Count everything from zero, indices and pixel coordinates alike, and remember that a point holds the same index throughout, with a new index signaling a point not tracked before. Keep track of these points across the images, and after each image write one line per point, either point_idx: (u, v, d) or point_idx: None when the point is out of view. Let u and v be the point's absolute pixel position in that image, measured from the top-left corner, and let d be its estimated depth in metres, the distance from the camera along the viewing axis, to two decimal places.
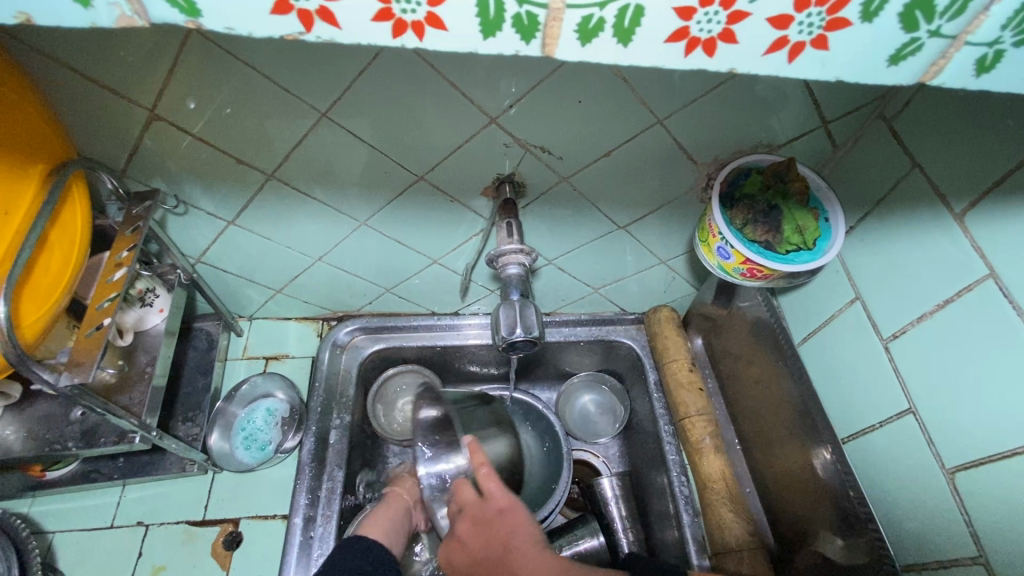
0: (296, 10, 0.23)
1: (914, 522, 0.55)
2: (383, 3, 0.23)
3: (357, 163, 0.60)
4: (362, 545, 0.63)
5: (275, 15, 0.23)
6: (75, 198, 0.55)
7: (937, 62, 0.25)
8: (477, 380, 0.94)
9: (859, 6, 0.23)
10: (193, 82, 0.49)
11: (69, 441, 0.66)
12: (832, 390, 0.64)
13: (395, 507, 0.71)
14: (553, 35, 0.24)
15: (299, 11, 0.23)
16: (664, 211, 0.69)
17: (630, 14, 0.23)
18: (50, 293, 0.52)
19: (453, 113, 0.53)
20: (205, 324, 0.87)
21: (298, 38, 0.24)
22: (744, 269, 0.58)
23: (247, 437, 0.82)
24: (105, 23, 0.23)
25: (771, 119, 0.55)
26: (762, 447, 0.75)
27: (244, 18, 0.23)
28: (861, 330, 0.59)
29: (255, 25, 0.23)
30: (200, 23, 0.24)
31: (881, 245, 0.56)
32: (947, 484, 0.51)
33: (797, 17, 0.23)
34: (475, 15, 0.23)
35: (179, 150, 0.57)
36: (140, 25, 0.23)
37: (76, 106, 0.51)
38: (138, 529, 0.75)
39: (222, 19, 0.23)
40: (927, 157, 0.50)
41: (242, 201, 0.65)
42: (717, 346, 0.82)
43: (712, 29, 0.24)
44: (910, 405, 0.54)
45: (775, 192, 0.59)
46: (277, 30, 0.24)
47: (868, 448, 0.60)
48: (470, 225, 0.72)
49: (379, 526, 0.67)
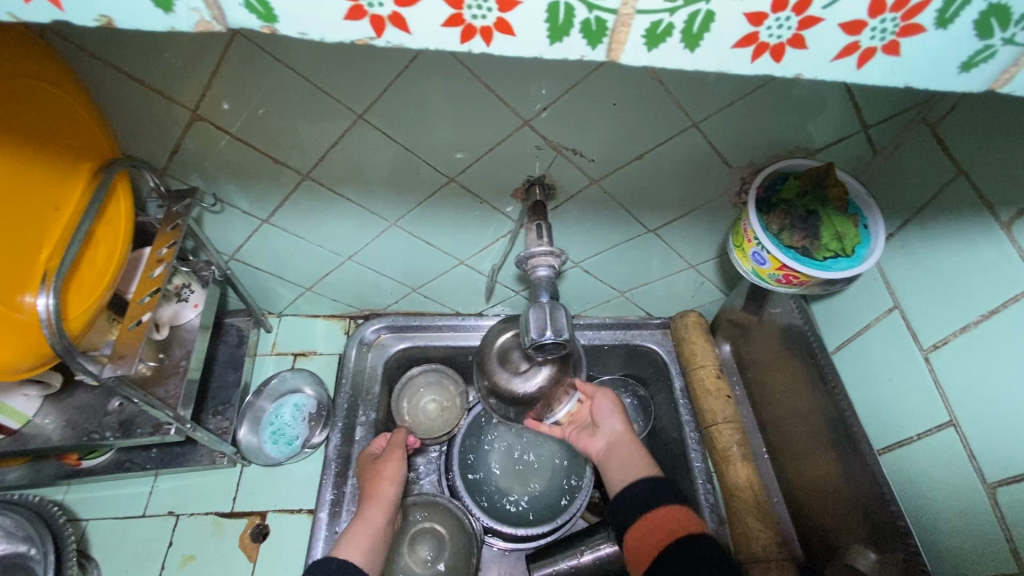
0: (369, 15, 0.23)
1: (952, 538, 0.53)
2: (453, 8, 0.23)
3: (391, 164, 0.61)
4: (332, 567, 0.61)
5: (349, 20, 0.23)
6: (120, 196, 0.56)
7: (1009, 69, 0.24)
8: None
9: (934, 13, 0.22)
10: (234, 82, 0.50)
11: (108, 431, 0.68)
12: (866, 401, 0.63)
13: (374, 523, 0.67)
14: (619, 39, 0.24)
15: (372, 16, 0.23)
16: (694, 215, 0.68)
17: (700, 19, 0.23)
18: (95, 288, 0.54)
19: (488, 115, 0.53)
20: (236, 320, 0.89)
21: (368, 43, 0.25)
22: (779, 276, 0.58)
23: (275, 431, 0.84)
24: (184, 28, 0.23)
25: (809, 123, 0.54)
26: (789, 457, 0.74)
27: (318, 24, 0.24)
28: (899, 340, 0.58)
29: (329, 30, 0.24)
30: (274, 29, 0.24)
31: (920, 254, 0.55)
32: (987, 499, 0.49)
33: (870, 23, 0.23)
34: (544, 21, 0.23)
35: (219, 149, 0.58)
36: (217, 30, 0.24)
37: (121, 107, 0.52)
38: (169, 519, 0.77)
39: (296, 24, 0.24)
40: (974, 165, 0.49)
41: (277, 201, 0.66)
42: (746, 353, 0.81)
43: (782, 35, 0.23)
44: (950, 418, 0.52)
45: (813, 197, 0.58)
46: (348, 35, 0.24)
47: (904, 461, 0.58)
48: (498, 227, 0.72)
49: (357, 544, 0.64)
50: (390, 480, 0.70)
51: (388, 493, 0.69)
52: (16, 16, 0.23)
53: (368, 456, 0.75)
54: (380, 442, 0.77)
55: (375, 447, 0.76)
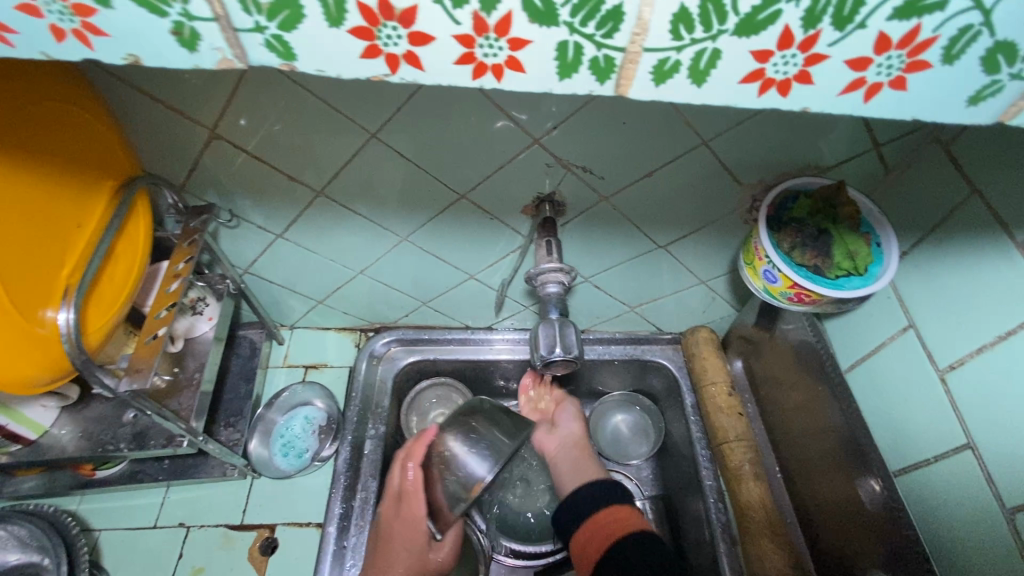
0: (384, 54, 0.24)
1: (975, 565, 0.52)
2: (466, 46, 0.24)
3: (402, 180, 0.62)
4: None
5: (365, 58, 0.24)
6: (140, 213, 0.58)
7: (1016, 103, 0.24)
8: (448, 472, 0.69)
9: (940, 50, 0.22)
10: (252, 104, 0.51)
11: (122, 443, 0.68)
12: (881, 421, 0.62)
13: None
14: (627, 75, 0.24)
15: (387, 55, 0.24)
16: (703, 232, 0.68)
17: (706, 57, 0.23)
18: (113, 302, 0.55)
19: (499, 135, 0.54)
20: (249, 332, 0.90)
21: (383, 80, 0.25)
22: (791, 294, 0.57)
23: (286, 443, 0.84)
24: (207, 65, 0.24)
25: (820, 142, 0.54)
26: (803, 477, 0.72)
27: (335, 60, 0.24)
28: (914, 360, 0.57)
29: (345, 67, 0.24)
30: (293, 66, 0.25)
31: (934, 271, 0.55)
32: (1007, 526, 0.48)
33: (876, 60, 0.23)
34: (553, 59, 0.24)
35: (235, 166, 0.59)
36: (238, 66, 0.25)
37: (141, 128, 0.54)
38: (180, 530, 0.77)
39: (315, 62, 0.24)
40: (988, 185, 0.49)
41: (291, 216, 0.68)
42: (758, 369, 0.80)
43: (788, 71, 0.24)
44: (968, 441, 0.51)
45: (824, 216, 0.57)
46: (364, 72, 0.25)
47: (921, 483, 0.57)
48: (508, 242, 0.72)
49: None
50: (448, 546, 0.72)
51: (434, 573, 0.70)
52: (47, 55, 0.24)
53: (412, 549, 0.68)
54: (419, 528, 0.69)
55: (420, 541, 0.69)
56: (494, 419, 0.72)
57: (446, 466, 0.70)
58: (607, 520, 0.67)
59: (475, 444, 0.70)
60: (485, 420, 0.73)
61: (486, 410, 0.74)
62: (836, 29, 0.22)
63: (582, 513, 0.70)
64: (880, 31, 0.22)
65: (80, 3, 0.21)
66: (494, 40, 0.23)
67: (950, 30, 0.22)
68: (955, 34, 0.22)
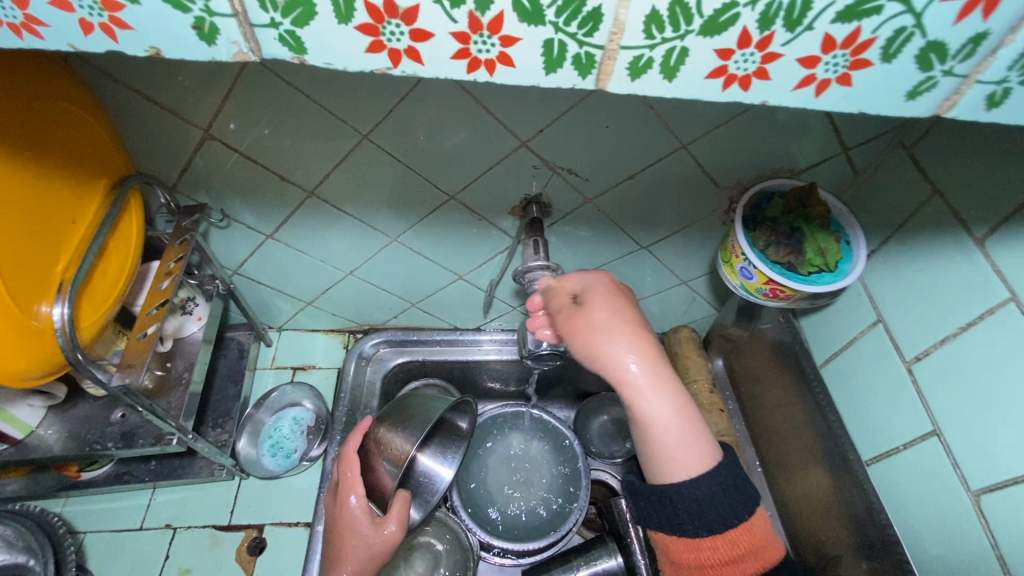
0: (387, 49, 0.26)
1: (941, 548, 0.54)
2: (462, 43, 0.25)
3: (392, 182, 0.63)
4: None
5: (370, 53, 0.26)
6: (132, 210, 0.59)
7: (951, 97, 0.27)
8: (382, 453, 0.63)
9: (879, 49, 0.25)
10: (245, 104, 0.53)
11: (110, 442, 0.68)
12: (853, 414, 0.65)
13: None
14: (607, 70, 0.26)
15: (390, 50, 0.25)
16: (685, 233, 0.71)
17: (676, 55, 0.26)
18: (106, 298, 0.56)
19: (486, 136, 0.56)
20: (237, 334, 0.91)
21: (386, 72, 0.27)
22: (766, 290, 0.59)
23: (273, 444, 0.84)
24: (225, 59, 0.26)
25: (793, 146, 0.57)
26: (783, 471, 0.75)
27: (343, 54, 0.26)
28: (883, 352, 0.60)
29: (352, 60, 0.26)
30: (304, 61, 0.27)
31: (900, 267, 0.58)
32: (972, 506, 0.50)
33: (823, 58, 0.25)
34: (540, 56, 0.26)
35: (228, 166, 0.60)
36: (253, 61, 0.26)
37: (134, 127, 0.55)
38: (166, 531, 0.77)
39: (324, 55, 0.26)
40: (948, 184, 0.52)
41: (281, 217, 0.69)
42: (739, 367, 0.83)
43: (747, 67, 0.26)
44: (934, 427, 0.54)
45: (797, 215, 0.60)
46: (368, 65, 0.27)
47: (891, 471, 0.60)
48: (496, 242, 0.74)
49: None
50: (395, 521, 0.59)
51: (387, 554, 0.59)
52: (75, 47, 0.25)
53: (358, 537, 0.58)
54: (360, 512, 0.59)
55: (362, 523, 0.58)
56: (426, 399, 0.67)
57: (384, 446, 0.63)
58: (724, 552, 0.49)
59: (406, 427, 0.63)
60: (416, 405, 0.66)
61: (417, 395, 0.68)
62: (788, 31, 0.24)
63: (682, 525, 0.50)
64: (825, 33, 0.24)
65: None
66: (487, 37, 0.25)
67: (886, 31, 0.24)
68: (891, 36, 0.24)
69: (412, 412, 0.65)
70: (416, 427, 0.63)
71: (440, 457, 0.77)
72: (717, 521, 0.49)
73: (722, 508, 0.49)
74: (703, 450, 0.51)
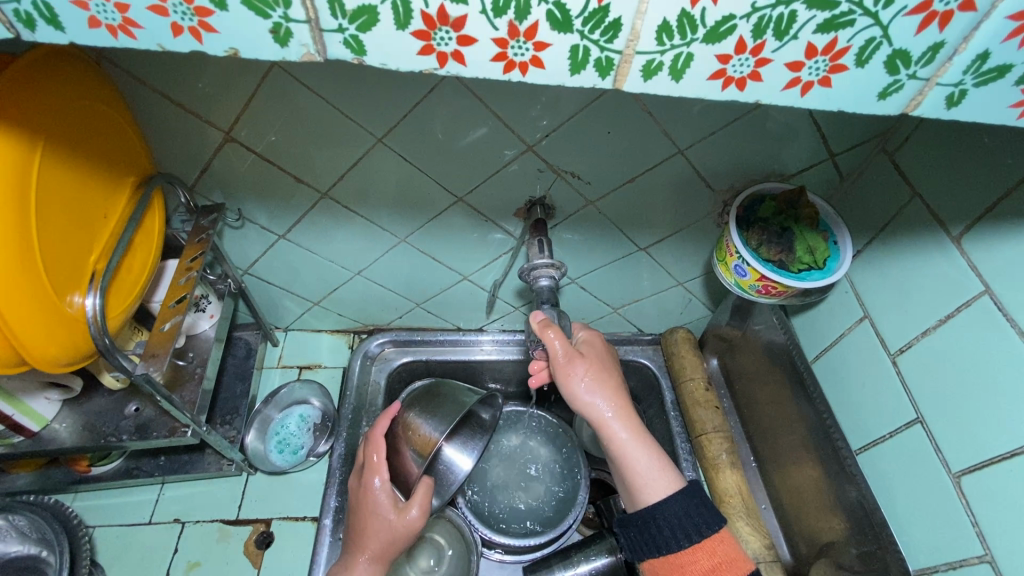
0: (436, 52, 0.29)
1: (924, 529, 0.57)
2: (500, 47, 0.29)
3: (404, 184, 0.66)
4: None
5: (420, 55, 0.29)
6: (156, 208, 0.62)
7: (916, 98, 0.30)
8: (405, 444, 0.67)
9: (854, 56, 0.28)
10: (267, 108, 0.56)
11: (124, 434, 0.70)
12: (843, 406, 0.68)
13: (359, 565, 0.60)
14: (623, 72, 0.30)
15: (439, 53, 0.29)
16: (682, 235, 0.74)
17: (682, 59, 0.29)
18: (131, 290, 0.58)
19: (495, 141, 0.60)
20: (245, 333, 0.93)
21: (432, 73, 0.30)
22: (759, 286, 0.63)
23: (280, 440, 0.87)
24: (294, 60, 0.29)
25: (783, 152, 0.61)
26: (776, 465, 0.78)
27: (394, 56, 0.29)
28: (870, 345, 0.63)
29: (402, 60, 0.29)
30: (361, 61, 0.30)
31: (885, 265, 0.61)
32: (953, 487, 0.53)
33: (807, 63, 0.29)
34: (567, 59, 0.29)
35: (247, 167, 0.63)
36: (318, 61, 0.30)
37: (161, 130, 0.58)
38: (175, 525, 0.78)
39: (381, 57, 0.29)
40: (927, 186, 0.56)
41: (294, 218, 0.72)
42: (732, 366, 0.86)
43: (743, 70, 0.29)
44: (918, 415, 0.57)
45: (788, 216, 0.63)
46: (416, 66, 0.30)
47: (878, 458, 0.63)
48: (500, 244, 0.77)
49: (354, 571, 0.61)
50: (417, 507, 0.61)
51: (409, 539, 0.61)
52: (162, 47, 0.28)
53: (381, 521, 0.60)
54: (383, 494, 0.61)
55: (386, 506, 0.60)
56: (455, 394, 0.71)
57: (411, 432, 0.67)
58: (704, 561, 0.51)
59: (435, 415, 0.68)
60: (446, 394, 0.71)
61: (448, 387, 0.72)
62: (777, 40, 0.28)
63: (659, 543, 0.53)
64: (808, 42, 0.28)
65: (202, 7, 0.26)
66: (523, 43, 0.28)
67: (859, 41, 0.28)
68: (863, 45, 0.28)
69: (439, 404, 0.70)
70: (446, 415, 0.68)
71: (462, 447, 0.79)
72: (689, 533, 0.52)
73: (696, 519, 0.52)
74: (661, 466, 0.56)
